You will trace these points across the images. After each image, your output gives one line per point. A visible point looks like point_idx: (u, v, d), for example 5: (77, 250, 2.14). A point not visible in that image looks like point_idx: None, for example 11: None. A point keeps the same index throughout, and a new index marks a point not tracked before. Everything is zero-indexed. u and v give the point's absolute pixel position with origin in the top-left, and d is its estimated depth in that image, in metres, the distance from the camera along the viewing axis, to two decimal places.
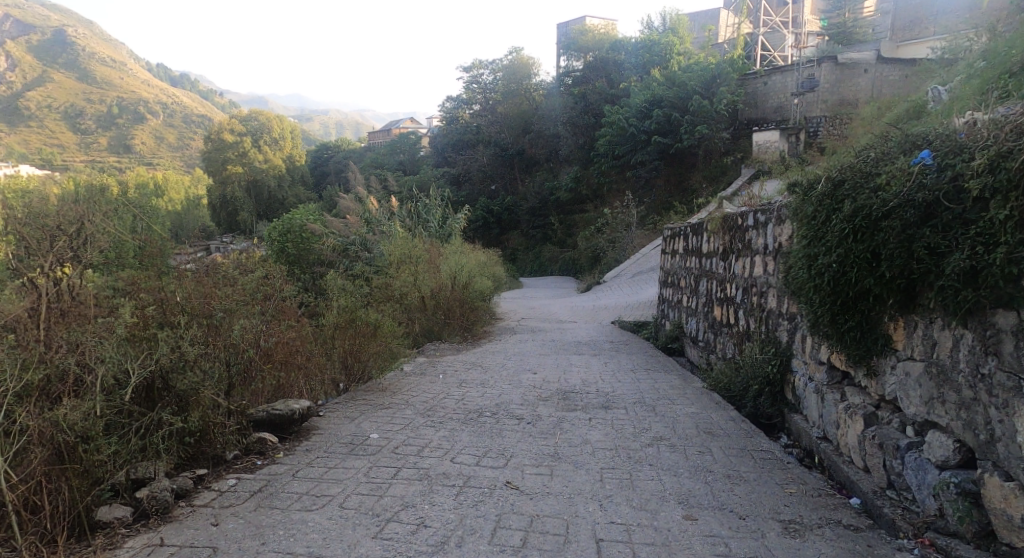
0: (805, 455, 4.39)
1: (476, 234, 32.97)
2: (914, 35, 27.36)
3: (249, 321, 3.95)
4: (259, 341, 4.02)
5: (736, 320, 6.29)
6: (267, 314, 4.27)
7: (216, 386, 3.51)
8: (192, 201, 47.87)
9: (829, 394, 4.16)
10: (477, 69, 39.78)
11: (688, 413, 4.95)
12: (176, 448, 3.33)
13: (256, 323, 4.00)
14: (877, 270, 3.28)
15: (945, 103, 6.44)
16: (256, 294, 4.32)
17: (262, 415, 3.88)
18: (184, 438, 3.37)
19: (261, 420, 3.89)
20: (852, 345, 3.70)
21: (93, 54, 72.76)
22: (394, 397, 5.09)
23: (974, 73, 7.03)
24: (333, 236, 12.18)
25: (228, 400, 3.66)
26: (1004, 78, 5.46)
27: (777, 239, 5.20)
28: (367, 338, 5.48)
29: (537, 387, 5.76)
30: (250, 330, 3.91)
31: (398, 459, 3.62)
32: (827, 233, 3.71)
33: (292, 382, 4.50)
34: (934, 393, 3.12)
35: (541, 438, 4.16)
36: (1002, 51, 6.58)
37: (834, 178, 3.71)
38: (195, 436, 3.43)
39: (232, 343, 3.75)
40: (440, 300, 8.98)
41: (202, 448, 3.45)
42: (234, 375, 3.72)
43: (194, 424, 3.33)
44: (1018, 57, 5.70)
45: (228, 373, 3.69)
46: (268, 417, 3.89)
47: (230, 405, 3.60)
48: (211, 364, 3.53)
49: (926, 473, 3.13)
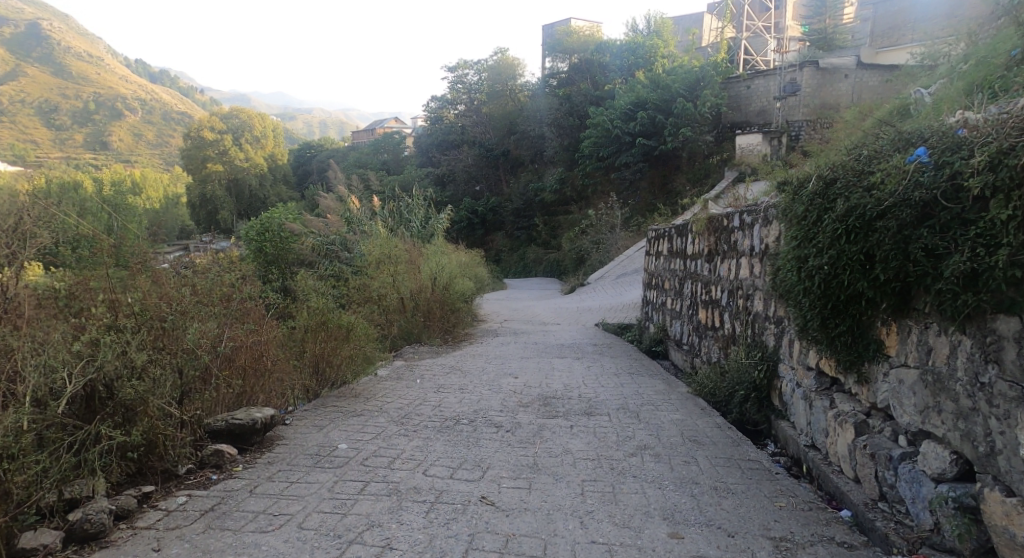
0: (792, 464, 4.25)
1: (460, 235, 32.72)
2: (894, 42, 27.66)
3: (205, 324, 3.70)
4: (216, 346, 3.78)
5: (721, 323, 6.16)
6: (228, 316, 4.04)
7: (167, 395, 3.29)
8: (171, 200, 47.21)
9: (817, 400, 4.02)
10: (462, 69, 39.57)
11: (672, 420, 4.78)
12: (117, 464, 3.09)
13: (213, 326, 3.77)
14: (869, 273, 3.14)
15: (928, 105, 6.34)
16: (209, 293, 4.05)
17: (220, 426, 3.65)
18: (126, 452, 3.14)
19: (218, 430, 3.66)
20: (843, 351, 3.55)
21: (69, 50, 71.47)
22: (367, 403, 4.87)
23: (957, 77, 6.93)
24: (313, 236, 12.05)
25: (182, 409, 3.43)
26: (992, 79, 5.37)
27: (764, 240, 5.07)
28: (339, 341, 5.25)
29: (517, 393, 5.57)
30: (207, 335, 3.67)
31: (366, 471, 3.41)
32: (816, 233, 3.55)
33: (257, 390, 4.27)
34: (929, 402, 2.97)
35: (520, 447, 3.97)
36: (985, 54, 6.51)
37: (824, 177, 3.57)
38: (140, 450, 3.19)
39: (186, 348, 3.49)
40: (420, 302, 8.79)
41: (149, 462, 3.23)
42: (187, 382, 3.48)
43: (137, 438, 3.09)
44: (1004, 60, 5.63)
45: (181, 380, 3.45)
46: (227, 427, 3.65)
47: (182, 415, 3.37)
48: (161, 371, 3.29)
49: (920, 486, 2.99)
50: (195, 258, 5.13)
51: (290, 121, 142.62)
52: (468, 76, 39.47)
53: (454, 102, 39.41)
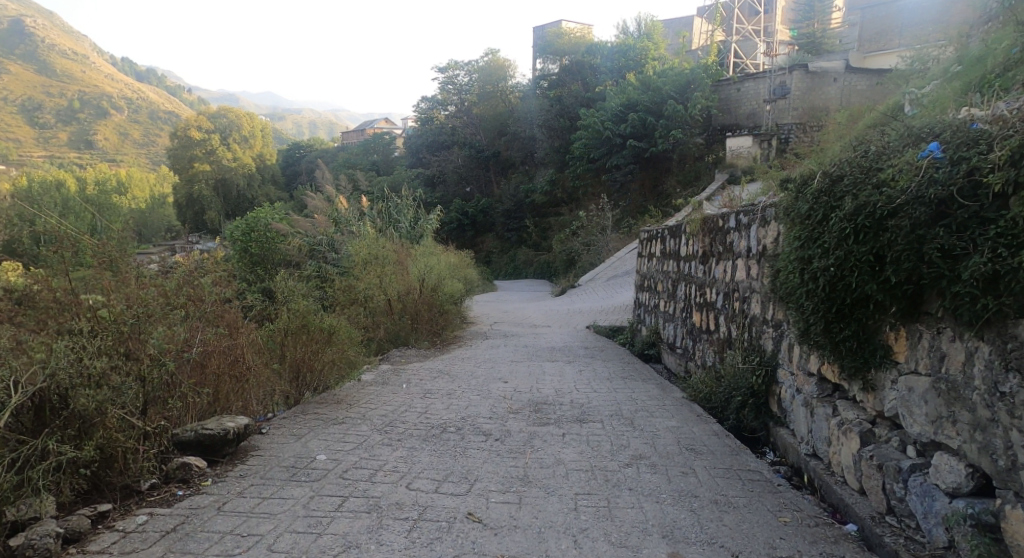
0: (793, 473, 4.09)
1: (449, 236, 32.51)
2: (880, 47, 27.83)
3: (172, 328, 3.48)
4: (186, 351, 3.57)
5: (716, 326, 6.00)
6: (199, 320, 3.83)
7: (129, 403, 3.08)
8: (157, 200, 46.73)
9: (819, 408, 3.87)
10: (452, 70, 39.33)
11: (668, 427, 4.60)
12: (68, 481, 2.88)
13: (180, 331, 3.55)
14: (878, 277, 2.97)
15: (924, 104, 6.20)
16: (176, 292, 3.85)
17: (189, 437, 3.44)
18: (79, 468, 2.92)
19: (187, 442, 3.44)
20: (848, 357, 3.39)
21: (54, 49, 70.78)
22: (350, 410, 4.67)
23: (953, 79, 6.85)
24: (299, 236, 11.86)
25: (144, 420, 3.21)
26: (991, 78, 5.25)
27: (761, 241, 4.93)
28: (321, 345, 5.03)
29: (507, 399, 5.38)
30: (173, 339, 3.45)
31: (345, 485, 3.21)
32: (822, 233, 3.38)
33: (231, 398, 4.05)
34: (942, 412, 2.81)
35: (510, 458, 3.77)
36: (982, 55, 6.42)
37: (830, 174, 3.40)
38: (94, 466, 2.97)
39: (148, 352, 3.27)
40: (407, 304, 8.58)
41: (106, 479, 3.01)
42: (151, 392, 3.25)
43: (91, 453, 2.88)
44: (1001, 59, 5.51)
45: (145, 390, 3.23)
46: (196, 438, 3.44)
47: (144, 426, 3.14)
48: (124, 379, 3.08)
49: (933, 500, 2.83)
50: (181, 259, 4.95)
51: (279, 120, 141.79)
52: (459, 76, 39.28)
53: (444, 103, 39.23)
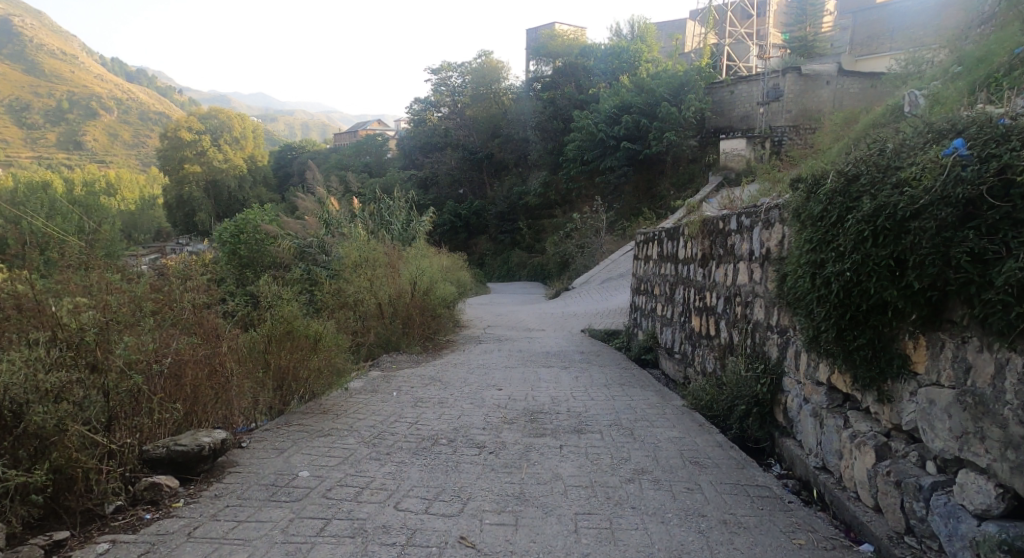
0: (800, 487, 3.91)
1: (442, 238, 32.30)
2: (872, 50, 27.86)
3: (142, 338, 3.27)
4: (158, 360, 3.35)
5: (717, 332, 5.82)
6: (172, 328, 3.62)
7: (88, 419, 2.87)
8: (146, 201, 46.30)
9: (828, 419, 3.69)
10: (445, 71, 39.13)
11: (670, 438, 4.41)
12: (18, 508, 2.65)
13: (151, 341, 3.34)
14: (898, 282, 2.79)
15: (928, 105, 6.02)
16: (149, 296, 3.64)
17: (160, 453, 3.21)
18: (30, 494, 2.70)
19: (158, 460, 3.21)
20: (862, 367, 3.20)
21: (42, 50, 70.19)
22: (336, 420, 4.46)
23: (956, 80, 6.70)
24: (289, 237, 11.61)
25: (109, 437, 3.00)
26: (999, 77, 5.10)
27: (765, 244, 4.75)
28: (306, 352, 4.81)
29: (502, 407, 5.16)
30: (142, 349, 3.23)
31: (329, 506, 2.99)
32: (836, 235, 3.18)
33: (209, 411, 3.83)
34: (969, 427, 2.62)
35: (504, 473, 3.57)
36: (987, 56, 6.27)
37: (845, 173, 3.21)
38: (49, 490, 2.75)
39: (113, 363, 3.05)
40: (399, 308, 8.34)
41: (63, 504, 2.79)
42: (115, 407, 3.04)
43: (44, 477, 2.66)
44: (1007, 59, 5.34)
45: (109, 404, 3.02)
46: (168, 454, 3.22)
47: (108, 444, 2.94)
48: (83, 393, 2.88)
49: (958, 522, 2.65)
50: (169, 262, 4.78)
51: (271, 121, 141.09)
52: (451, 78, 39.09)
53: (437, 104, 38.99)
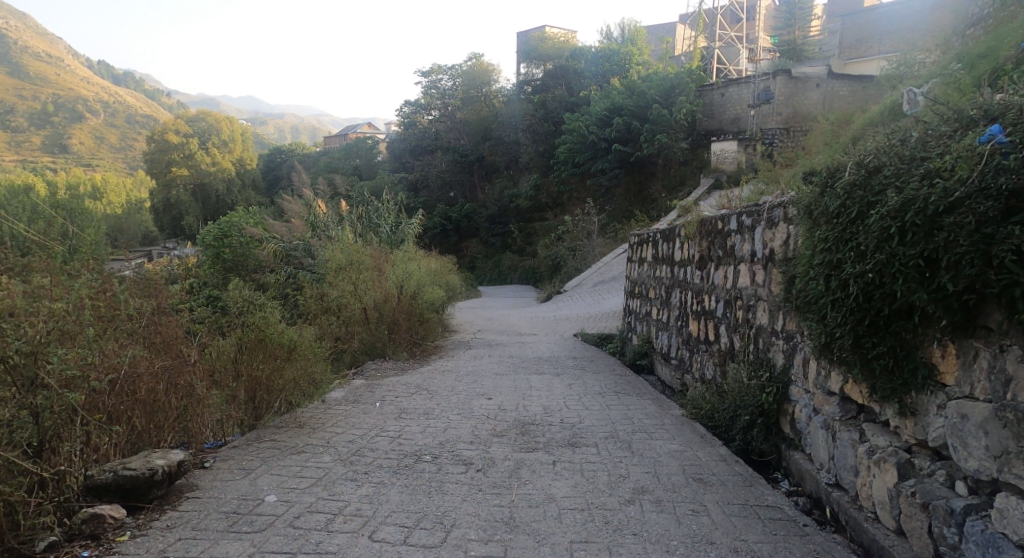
0: (811, 505, 3.64)
1: (432, 241, 31.96)
2: (860, 54, 27.70)
3: (81, 347, 2.96)
4: (102, 371, 3.04)
5: (717, 337, 5.53)
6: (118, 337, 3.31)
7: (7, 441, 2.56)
8: (133, 206, 45.75)
9: (843, 432, 3.42)
10: (435, 74, 38.72)
11: (670, 452, 4.12)
12: None
13: (92, 351, 3.02)
14: (928, 284, 2.52)
15: (927, 98, 5.73)
16: (93, 299, 3.33)
17: (106, 479, 2.90)
18: None
19: (103, 486, 2.91)
20: (881, 377, 2.93)
21: (26, 53, 69.31)
22: (311, 435, 4.16)
23: (956, 74, 6.44)
24: (275, 241, 11.24)
25: (40, 464, 2.70)
26: (998, 70, 4.85)
27: (768, 244, 4.49)
28: (280, 362, 4.49)
29: (490, 419, 4.86)
30: (81, 363, 2.91)
31: (294, 537, 2.70)
32: (855, 232, 2.91)
33: (162, 429, 3.50)
34: (1009, 446, 2.36)
35: (493, 494, 3.27)
36: (989, 55, 6.04)
37: (865, 164, 2.95)
38: None
39: (40, 378, 2.72)
40: (384, 312, 7.96)
41: None
42: (45, 426, 2.73)
43: None
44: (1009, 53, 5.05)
45: (38, 424, 2.71)
46: (114, 480, 2.91)
47: (36, 472, 2.65)
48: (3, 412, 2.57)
49: (997, 552, 2.39)
50: (138, 270, 4.48)
51: (261, 125, 140.29)
52: (442, 81, 38.68)
53: (427, 107, 38.65)
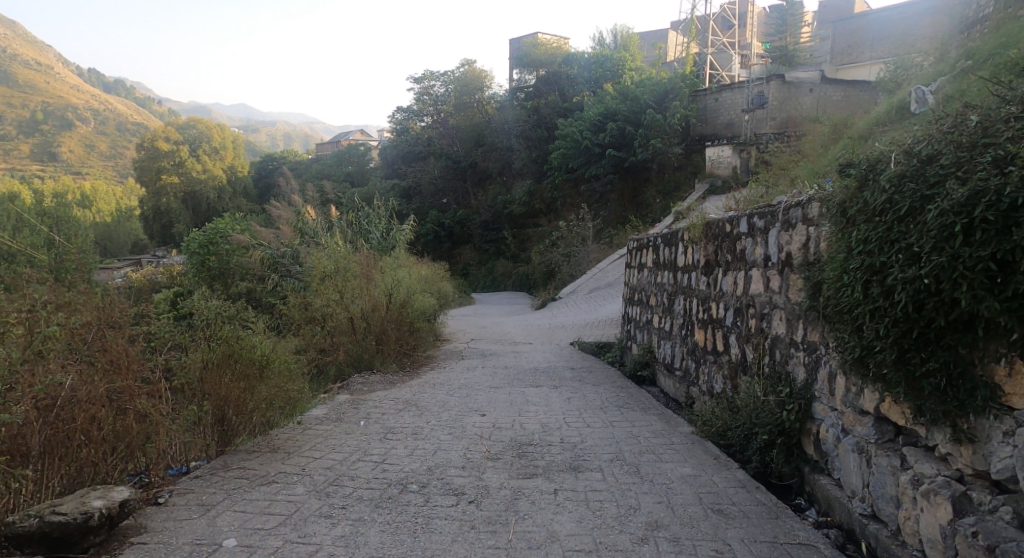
0: (846, 538, 3.23)
1: (425, 247, 31.48)
2: (852, 59, 27.18)
3: None
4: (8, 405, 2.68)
5: (726, 348, 5.14)
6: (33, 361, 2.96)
7: None
8: (122, 214, 45.02)
9: (880, 457, 3.03)
10: (428, 80, 38.35)
11: (683, 477, 3.73)
12: None
13: None
14: (998, 292, 2.20)
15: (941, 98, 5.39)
16: None
17: (30, 526, 2.54)
18: None
19: (26, 534, 2.54)
20: (932, 399, 2.53)
21: (14, 61, 68.50)
22: (286, 461, 3.78)
23: (963, 79, 6.12)
24: (261, 247, 10.57)
25: None
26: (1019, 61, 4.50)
27: (785, 248, 4.12)
28: (254, 380, 4.08)
29: (484, 439, 4.45)
30: None
31: None
32: (903, 232, 2.56)
33: (99, 458, 3.16)
34: None
35: (487, 533, 2.88)
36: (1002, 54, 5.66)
37: (916, 156, 2.61)
38: None
39: None
40: (372, 322, 7.50)
41: None
42: None
43: None
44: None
45: None
46: (40, 528, 2.54)
47: None
48: None
49: None
50: (89, 280, 4.10)
51: (253, 133, 139.63)
52: (433, 88, 38.30)
53: (420, 114, 38.35)
